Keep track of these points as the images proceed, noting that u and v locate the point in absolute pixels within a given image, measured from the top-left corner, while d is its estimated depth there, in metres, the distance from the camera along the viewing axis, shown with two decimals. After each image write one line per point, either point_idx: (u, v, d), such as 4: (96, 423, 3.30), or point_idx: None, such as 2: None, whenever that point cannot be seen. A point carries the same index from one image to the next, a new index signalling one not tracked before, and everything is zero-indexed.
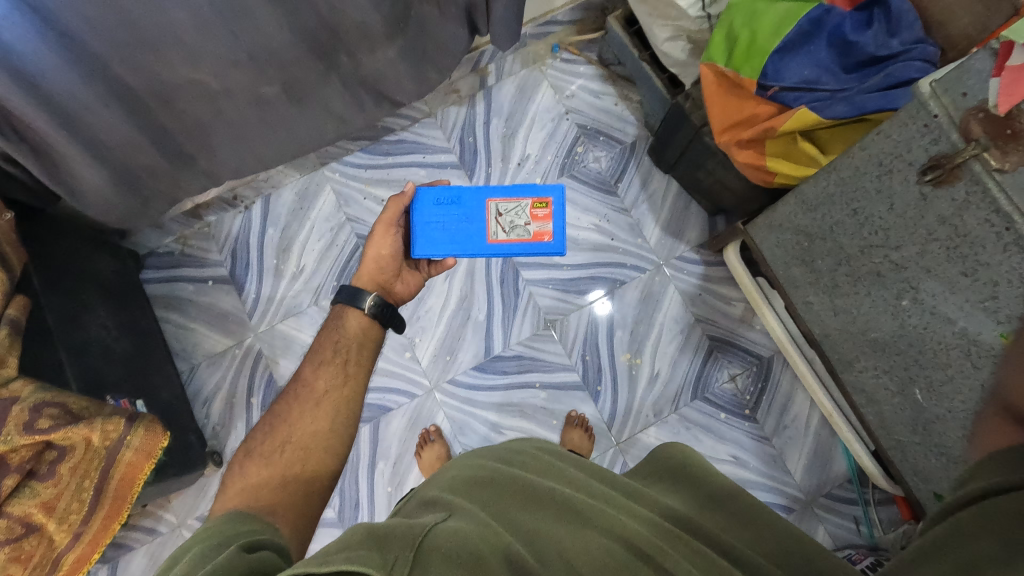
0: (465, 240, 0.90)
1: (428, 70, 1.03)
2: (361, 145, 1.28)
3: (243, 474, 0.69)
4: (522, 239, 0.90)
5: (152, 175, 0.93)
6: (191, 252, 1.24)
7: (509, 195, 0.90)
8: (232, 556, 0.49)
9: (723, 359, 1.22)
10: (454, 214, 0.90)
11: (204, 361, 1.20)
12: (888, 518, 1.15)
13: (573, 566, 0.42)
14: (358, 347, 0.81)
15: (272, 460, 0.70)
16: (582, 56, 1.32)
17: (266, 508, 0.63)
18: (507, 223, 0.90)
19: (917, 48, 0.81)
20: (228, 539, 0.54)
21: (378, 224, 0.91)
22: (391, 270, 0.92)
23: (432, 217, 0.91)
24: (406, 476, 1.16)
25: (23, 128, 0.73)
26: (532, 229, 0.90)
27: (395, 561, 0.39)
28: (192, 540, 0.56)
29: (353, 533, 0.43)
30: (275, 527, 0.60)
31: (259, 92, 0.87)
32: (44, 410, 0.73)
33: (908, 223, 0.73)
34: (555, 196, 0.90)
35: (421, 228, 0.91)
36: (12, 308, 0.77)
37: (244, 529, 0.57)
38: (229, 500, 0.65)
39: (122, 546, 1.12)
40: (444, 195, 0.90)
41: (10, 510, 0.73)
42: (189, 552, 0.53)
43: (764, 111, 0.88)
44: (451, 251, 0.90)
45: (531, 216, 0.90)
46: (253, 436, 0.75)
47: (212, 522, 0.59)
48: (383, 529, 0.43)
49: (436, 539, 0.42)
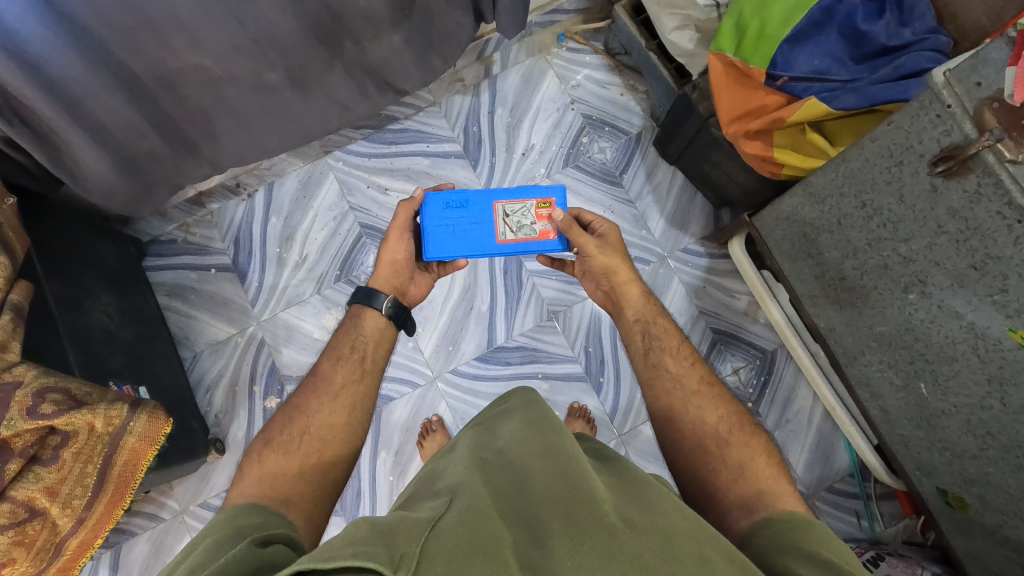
0: (475, 244, 0.88)
1: (433, 58, 1.02)
2: (364, 134, 1.27)
3: (261, 461, 0.69)
4: (529, 240, 0.89)
5: (154, 161, 0.92)
6: (194, 240, 1.23)
7: (515, 196, 0.89)
8: (244, 551, 0.49)
9: (727, 352, 1.21)
10: (461, 218, 0.89)
11: (206, 348, 1.20)
12: (889, 512, 1.15)
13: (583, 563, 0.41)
14: (374, 344, 0.81)
15: (290, 450, 0.70)
16: (587, 45, 1.31)
17: (279, 499, 0.64)
18: (514, 224, 0.89)
19: (929, 38, 0.79)
20: (240, 531, 0.55)
21: (391, 229, 0.89)
22: (405, 275, 0.89)
23: (441, 220, 0.88)
24: (408, 466, 1.16)
25: (24, 111, 0.73)
26: (538, 228, 0.89)
27: (402, 556, 0.39)
28: (203, 533, 0.56)
29: (357, 529, 0.43)
30: (288, 520, 0.61)
31: (263, 78, 0.86)
32: (47, 395, 0.73)
33: (917, 215, 0.73)
34: (557, 195, 0.91)
35: (431, 232, 0.88)
36: (14, 293, 0.76)
37: (257, 522, 0.57)
38: (246, 488, 0.65)
39: (125, 532, 1.12)
40: (451, 199, 0.89)
41: (13, 494, 0.73)
42: (200, 544, 0.53)
43: (773, 101, 0.86)
44: (461, 253, 0.88)
45: (536, 216, 0.90)
46: (272, 426, 0.74)
47: (226, 512, 0.60)
48: (386, 526, 0.42)
49: (442, 534, 0.42)
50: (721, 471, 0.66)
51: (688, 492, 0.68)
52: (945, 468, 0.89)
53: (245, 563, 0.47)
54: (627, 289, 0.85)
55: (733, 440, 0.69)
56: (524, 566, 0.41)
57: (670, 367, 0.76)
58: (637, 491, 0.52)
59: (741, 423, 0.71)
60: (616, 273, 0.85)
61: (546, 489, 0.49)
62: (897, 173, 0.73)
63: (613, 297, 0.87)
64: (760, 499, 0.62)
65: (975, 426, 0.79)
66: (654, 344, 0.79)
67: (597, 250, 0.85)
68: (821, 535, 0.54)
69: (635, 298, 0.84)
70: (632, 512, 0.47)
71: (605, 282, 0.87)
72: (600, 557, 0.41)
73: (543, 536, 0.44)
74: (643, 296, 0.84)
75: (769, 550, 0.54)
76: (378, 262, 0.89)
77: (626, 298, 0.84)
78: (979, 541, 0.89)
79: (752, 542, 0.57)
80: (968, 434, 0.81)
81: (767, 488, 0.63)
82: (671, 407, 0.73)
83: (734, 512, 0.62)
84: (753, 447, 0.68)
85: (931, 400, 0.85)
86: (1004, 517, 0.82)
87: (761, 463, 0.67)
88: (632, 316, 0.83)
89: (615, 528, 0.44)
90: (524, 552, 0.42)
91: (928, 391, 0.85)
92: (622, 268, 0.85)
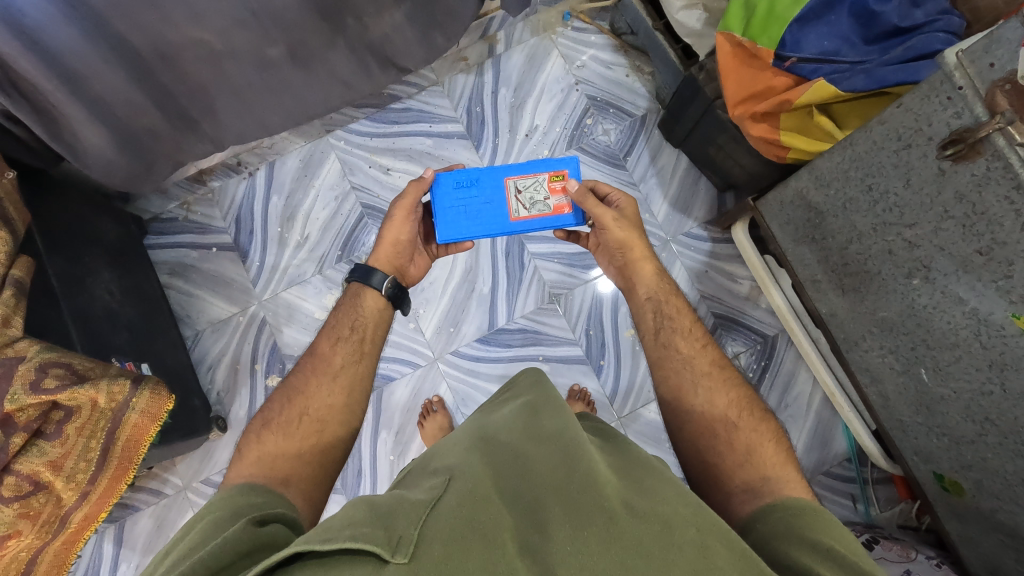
0: (488, 221, 0.90)
1: (437, 36, 1.01)
2: (366, 113, 1.26)
3: (259, 441, 0.69)
4: (543, 215, 0.90)
5: (155, 138, 0.91)
6: (195, 218, 1.23)
7: (527, 171, 0.90)
8: (243, 531, 0.49)
9: (728, 337, 1.21)
10: (473, 196, 0.90)
11: (208, 327, 1.20)
12: (885, 497, 1.16)
13: (583, 552, 0.41)
14: (374, 324, 0.81)
15: (288, 431, 0.70)
16: (593, 25, 1.30)
17: (280, 479, 0.64)
18: (527, 200, 0.90)
19: (941, 19, 0.79)
20: (240, 510, 0.55)
21: (396, 209, 0.88)
22: (406, 255, 0.89)
23: (452, 199, 0.90)
24: (408, 446, 1.17)
25: (23, 84, 0.72)
26: (551, 203, 0.90)
27: (400, 538, 0.40)
28: (205, 510, 0.57)
29: (354, 509, 0.44)
30: (287, 499, 0.62)
31: (265, 54, 0.85)
32: (50, 369, 0.73)
33: (924, 199, 0.72)
34: (571, 167, 0.91)
35: (443, 211, 0.90)
36: (15, 269, 0.76)
37: (256, 501, 0.58)
38: (245, 467, 0.66)
39: (128, 507, 1.14)
40: (462, 178, 0.90)
41: (17, 467, 0.74)
42: (202, 521, 0.54)
43: (780, 83, 0.85)
44: (476, 233, 0.90)
45: (550, 190, 0.90)
46: (270, 407, 0.74)
47: (226, 492, 0.60)
48: (384, 508, 0.44)
49: (441, 516, 0.43)
50: (728, 454, 0.66)
51: (693, 473, 0.69)
52: (943, 453, 0.89)
53: (244, 541, 0.48)
54: (640, 265, 0.84)
55: (741, 424, 0.69)
56: (523, 550, 0.41)
57: (681, 348, 0.76)
58: (639, 477, 0.51)
59: (750, 406, 0.71)
60: (631, 248, 0.85)
61: (544, 473, 0.49)
62: (904, 157, 0.73)
63: (626, 274, 0.86)
64: (765, 484, 0.62)
65: (975, 412, 0.79)
66: (665, 324, 0.79)
67: (614, 223, 0.84)
68: (826, 523, 0.54)
69: (647, 275, 0.83)
70: (634, 497, 0.47)
71: (619, 257, 0.86)
72: (599, 543, 0.41)
73: (542, 521, 0.44)
74: (656, 273, 0.84)
75: (773, 537, 0.55)
76: (379, 242, 0.88)
77: (639, 276, 0.84)
78: (974, 526, 0.90)
79: (756, 527, 0.57)
80: (967, 420, 0.81)
81: (773, 474, 0.63)
82: (680, 387, 0.73)
83: (739, 496, 0.63)
84: (761, 432, 0.68)
85: (931, 386, 0.85)
86: (1000, 502, 0.82)
87: (768, 449, 0.66)
88: (643, 294, 0.82)
89: (616, 513, 0.43)
90: (523, 535, 0.43)
91: (928, 377, 0.85)
92: (637, 243, 0.85)
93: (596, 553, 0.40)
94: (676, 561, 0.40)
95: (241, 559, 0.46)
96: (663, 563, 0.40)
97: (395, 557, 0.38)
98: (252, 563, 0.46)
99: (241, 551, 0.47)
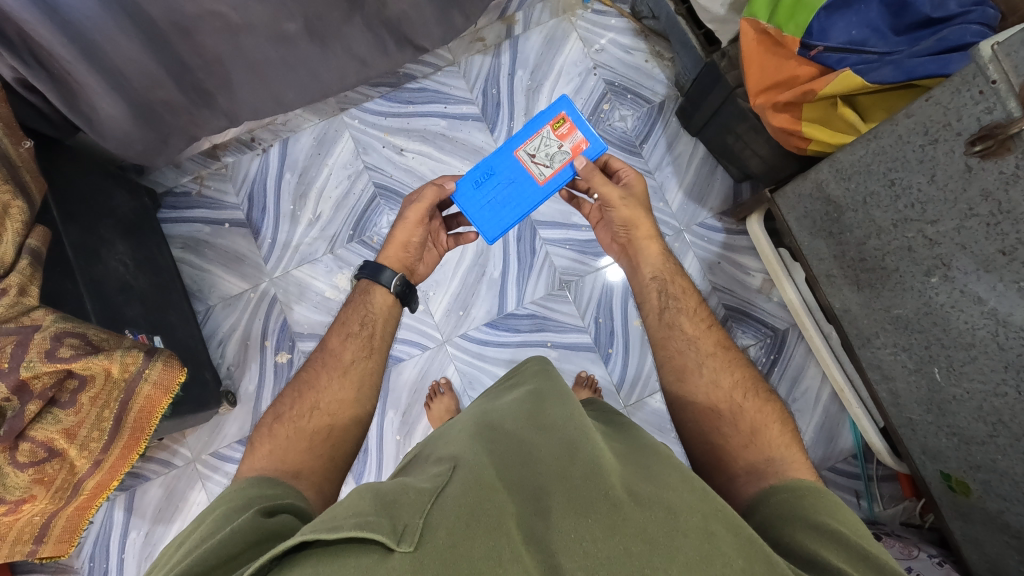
0: (522, 199, 0.90)
1: (454, 14, 0.99)
2: (381, 92, 1.25)
3: (272, 434, 0.69)
4: (567, 163, 0.89)
5: (170, 111, 0.91)
6: (208, 193, 1.24)
7: (529, 135, 0.90)
8: (248, 521, 0.50)
9: (738, 328, 1.21)
10: (496, 185, 0.90)
11: (219, 302, 1.21)
12: (889, 494, 1.15)
13: (587, 546, 0.40)
14: (384, 321, 0.81)
15: (298, 425, 0.70)
16: (613, 8, 1.27)
17: (291, 472, 0.64)
18: (545, 158, 0.89)
19: (976, 10, 0.76)
20: (251, 501, 0.56)
21: (411, 211, 0.87)
22: (416, 254, 0.89)
23: (480, 199, 0.91)
24: (415, 427, 1.18)
25: (42, 52, 0.72)
26: (568, 147, 0.89)
27: (405, 527, 0.41)
28: (217, 501, 0.57)
29: (360, 497, 0.45)
30: (297, 491, 0.62)
31: (281, 29, 0.84)
32: (65, 339, 0.74)
33: (948, 195, 0.71)
34: (567, 108, 0.89)
35: (478, 215, 0.91)
36: (32, 238, 0.77)
37: (267, 493, 0.58)
38: (257, 461, 0.66)
39: (139, 477, 1.16)
40: (478, 174, 0.90)
41: (33, 433, 0.76)
42: (215, 511, 0.55)
43: (805, 72, 0.84)
44: (520, 214, 0.90)
45: (559, 138, 0.89)
46: (281, 401, 0.74)
47: (239, 483, 0.61)
48: (390, 497, 0.45)
49: (445, 504, 0.44)
50: (732, 435, 0.66)
51: (697, 455, 0.68)
52: (952, 453, 0.89)
53: (252, 531, 0.48)
54: (647, 245, 0.83)
55: (747, 405, 0.68)
56: (527, 537, 0.41)
57: (687, 328, 0.76)
58: (644, 463, 0.51)
59: (757, 389, 0.71)
60: (637, 227, 0.84)
61: (545, 462, 0.49)
62: (930, 152, 0.71)
63: (629, 252, 0.85)
64: (770, 465, 0.62)
65: (987, 412, 0.78)
66: (671, 304, 0.78)
67: (620, 201, 0.83)
68: (829, 505, 0.54)
69: (653, 256, 0.83)
70: (638, 484, 0.46)
71: (623, 235, 0.85)
72: (603, 530, 0.41)
73: (545, 508, 0.44)
74: (662, 253, 0.83)
75: (779, 520, 0.54)
76: (389, 241, 0.87)
77: (644, 255, 0.83)
78: (978, 524, 0.90)
79: (758, 510, 0.57)
80: (978, 420, 0.80)
81: (778, 455, 0.63)
82: (684, 368, 0.73)
83: (742, 478, 0.62)
84: (767, 413, 0.68)
85: (944, 385, 0.84)
86: (1007, 503, 0.82)
87: (774, 431, 0.66)
88: (649, 273, 0.82)
89: (620, 501, 0.43)
90: (528, 523, 0.43)
91: (941, 376, 0.84)
92: (643, 223, 0.84)
93: (599, 542, 0.40)
94: (681, 547, 0.40)
95: (250, 547, 0.47)
96: (667, 550, 0.40)
97: (401, 545, 0.39)
98: (260, 551, 0.47)
99: (250, 541, 0.47)
